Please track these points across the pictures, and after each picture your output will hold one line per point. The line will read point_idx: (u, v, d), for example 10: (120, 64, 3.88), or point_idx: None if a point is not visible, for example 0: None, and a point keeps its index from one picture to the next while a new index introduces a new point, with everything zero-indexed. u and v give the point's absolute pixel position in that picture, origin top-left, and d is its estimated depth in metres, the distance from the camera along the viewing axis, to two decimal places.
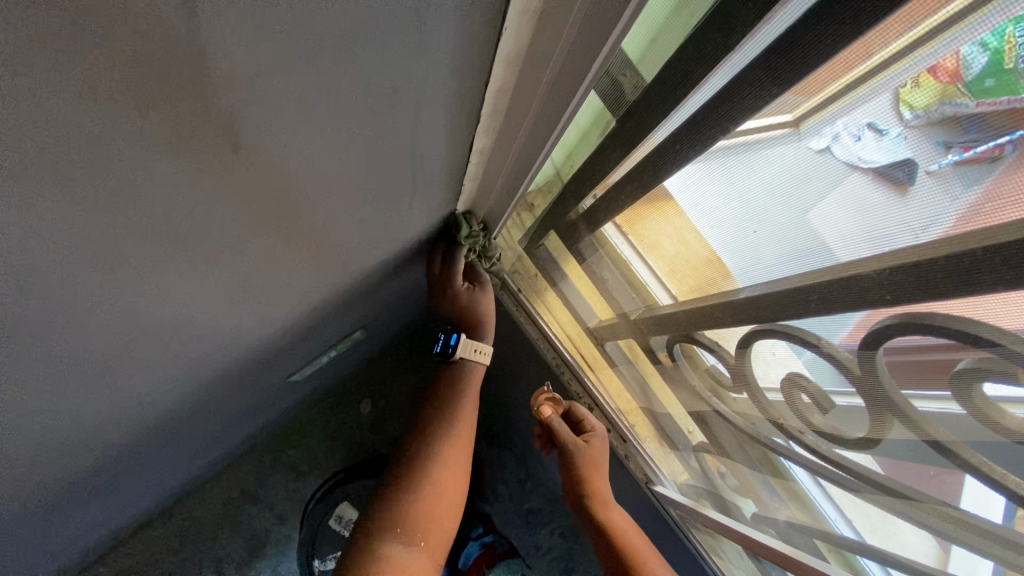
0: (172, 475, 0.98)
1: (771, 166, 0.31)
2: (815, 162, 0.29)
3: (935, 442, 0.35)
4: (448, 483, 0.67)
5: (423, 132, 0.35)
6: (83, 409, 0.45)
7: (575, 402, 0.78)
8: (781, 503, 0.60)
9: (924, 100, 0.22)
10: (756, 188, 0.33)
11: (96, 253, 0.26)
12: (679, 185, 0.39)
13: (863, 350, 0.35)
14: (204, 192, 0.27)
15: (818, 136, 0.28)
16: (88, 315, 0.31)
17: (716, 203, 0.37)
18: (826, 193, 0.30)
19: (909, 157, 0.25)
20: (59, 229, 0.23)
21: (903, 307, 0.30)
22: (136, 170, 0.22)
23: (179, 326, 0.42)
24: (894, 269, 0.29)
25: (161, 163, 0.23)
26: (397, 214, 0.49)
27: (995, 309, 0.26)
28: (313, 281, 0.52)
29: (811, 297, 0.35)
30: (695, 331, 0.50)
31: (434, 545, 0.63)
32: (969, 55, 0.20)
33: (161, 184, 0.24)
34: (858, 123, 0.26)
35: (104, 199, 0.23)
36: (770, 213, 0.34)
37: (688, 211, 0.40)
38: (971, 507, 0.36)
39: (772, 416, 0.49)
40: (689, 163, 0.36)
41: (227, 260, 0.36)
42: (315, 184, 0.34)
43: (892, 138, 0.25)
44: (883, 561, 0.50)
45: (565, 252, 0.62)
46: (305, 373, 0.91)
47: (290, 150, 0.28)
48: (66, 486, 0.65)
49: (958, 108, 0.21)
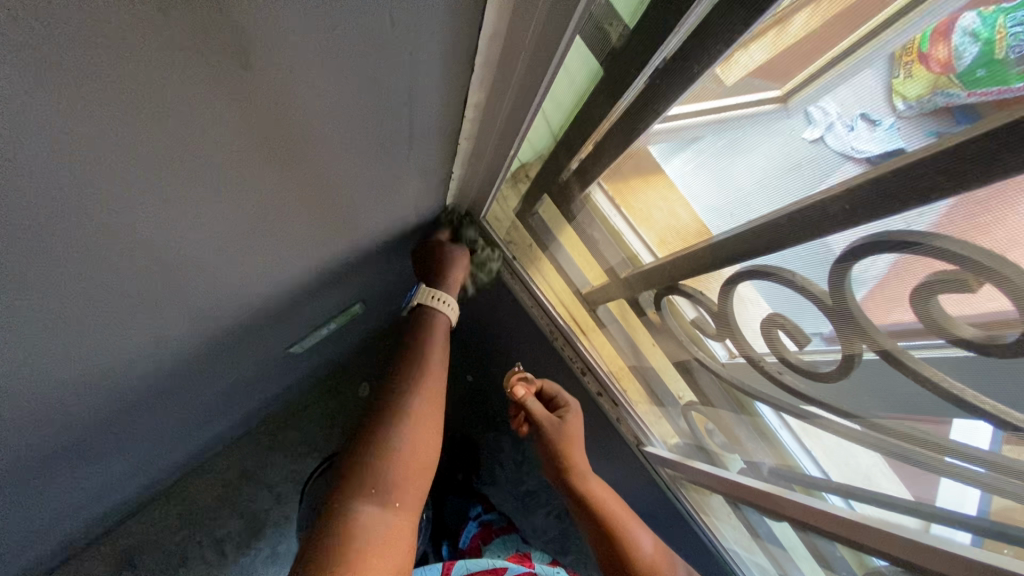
0: (174, 451, 0.99)
1: (763, 146, 0.35)
2: (809, 152, 0.33)
3: (885, 350, 0.38)
4: (423, 438, 0.61)
5: (421, 79, 0.36)
6: (90, 367, 0.47)
7: (546, 380, 0.82)
8: (763, 449, 0.62)
9: (916, 92, 0.25)
10: (749, 172, 0.38)
11: (111, 181, 0.27)
12: (676, 167, 0.43)
13: (837, 265, 0.36)
14: (211, 120, 0.28)
15: (811, 125, 0.31)
16: (102, 256, 0.33)
17: (709, 184, 0.41)
18: (821, 180, 0.33)
19: (901, 147, 0.28)
20: (78, 150, 0.24)
21: (873, 225, 0.31)
22: (152, 89, 0.23)
23: (185, 280, 0.43)
24: (853, 191, 0.31)
25: (176, 86, 0.24)
26: (394, 173, 0.50)
27: (959, 220, 0.28)
28: (313, 239, 0.53)
29: (782, 222, 0.37)
30: (678, 281, 0.52)
31: (410, 505, 0.58)
32: (961, 46, 0.22)
33: (173, 108, 0.25)
34: (852, 113, 0.29)
35: (120, 119, 0.24)
36: (761, 196, 0.38)
37: (682, 190, 0.44)
38: (959, 437, 0.38)
39: (754, 358, 0.51)
40: (682, 137, 0.40)
41: (231, 206, 0.37)
42: (317, 127, 0.35)
43: (884, 128, 0.28)
44: (848, 494, 0.52)
45: (559, 217, 0.64)
46: (304, 347, 0.92)
47: (292, 80, 0.29)
48: (71, 453, 0.66)
49: (951, 100, 0.24)
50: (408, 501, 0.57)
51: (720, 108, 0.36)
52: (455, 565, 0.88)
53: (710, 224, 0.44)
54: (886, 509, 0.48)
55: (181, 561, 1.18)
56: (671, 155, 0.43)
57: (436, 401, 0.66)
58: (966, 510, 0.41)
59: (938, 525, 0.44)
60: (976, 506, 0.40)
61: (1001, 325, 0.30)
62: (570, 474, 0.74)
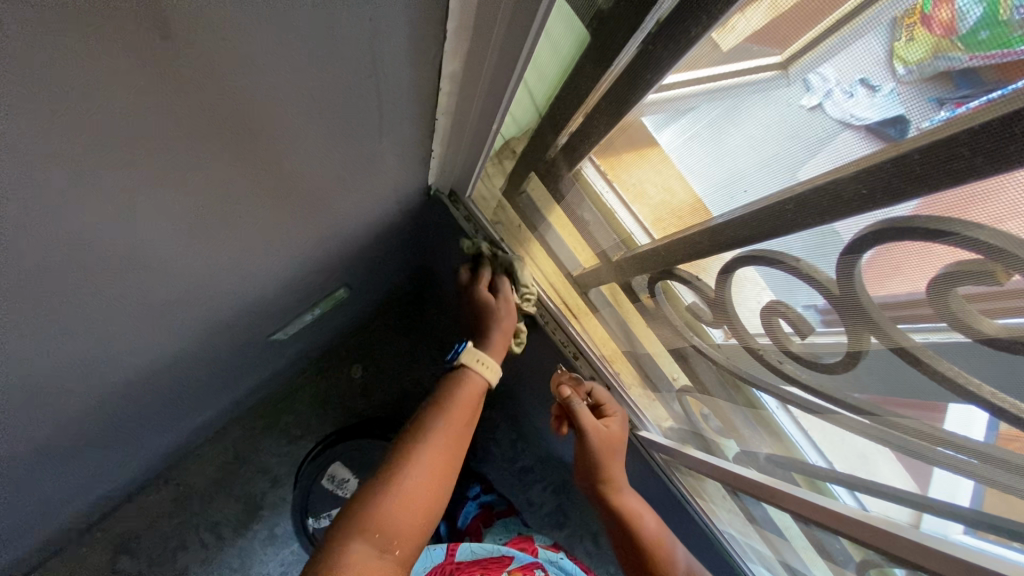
0: (162, 439, 0.98)
1: (756, 112, 0.32)
2: (804, 119, 0.30)
3: (904, 350, 0.35)
4: (431, 485, 0.57)
5: (387, 47, 0.33)
6: (52, 368, 0.44)
7: (598, 384, 0.78)
8: (761, 437, 0.61)
9: (917, 54, 0.22)
10: (749, 145, 0.34)
11: (33, 168, 0.24)
12: (669, 137, 0.40)
13: (845, 255, 0.33)
14: (136, 89, 0.25)
15: (809, 92, 0.28)
16: (41, 251, 0.30)
17: (706, 158, 0.38)
18: (816, 149, 0.30)
19: (901, 115, 0.25)
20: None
21: (887, 212, 0.29)
22: (59, 55, 0.20)
23: (145, 272, 0.40)
24: (872, 169, 0.28)
25: (82, 46, 0.21)
26: (368, 151, 0.46)
27: (981, 211, 0.25)
28: (285, 225, 0.50)
29: (787, 206, 0.34)
30: (674, 266, 0.50)
31: (408, 554, 0.55)
32: (964, 7, 0.20)
33: (91, 77, 0.22)
34: (851, 79, 0.26)
35: (26, 94, 0.21)
36: (760, 167, 0.35)
37: (676, 163, 0.41)
38: (953, 427, 0.37)
39: (753, 347, 0.48)
40: (678, 108, 0.37)
41: (179, 192, 0.34)
42: (272, 100, 0.32)
43: (883, 95, 0.25)
44: (851, 486, 0.51)
45: (548, 197, 0.61)
46: (288, 333, 0.90)
47: (231, 45, 0.26)
48: (52, 450, 0.64)
49: (951, 63, 0.22)
50: (406, 550, 0.54)
51: (716, 75, 0.32)
52: (460, 547, 0.88)
53: (709, 199, 0.41)
54: (882, 499, 0.48)
55: (178, 546, 1.19)
56: (663, 126, 0.39)
57: (456, 444, 0.62)
58: (958, 500, 0.40)
59: (930, 518, 0.44)
60: (969, 498, 0.39)
61: (1016, 315, 0.27)
62: (607, 486, 0.75)
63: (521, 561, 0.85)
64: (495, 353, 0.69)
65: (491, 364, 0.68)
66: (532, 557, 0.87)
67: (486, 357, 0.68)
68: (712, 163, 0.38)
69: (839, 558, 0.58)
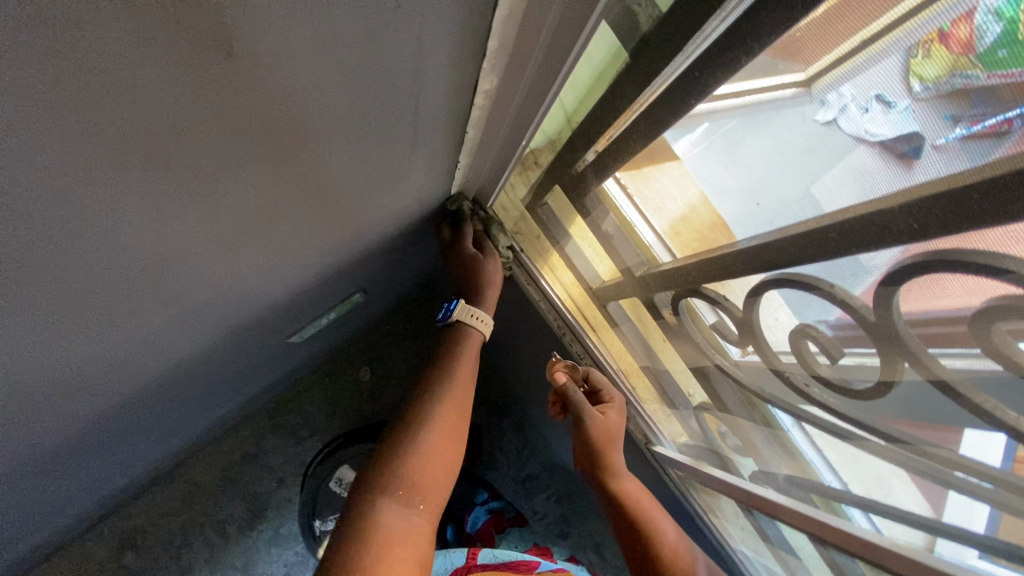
0: (173, 436, 0.99)
1: (776, 128, 0.33)
2: (821, 134, 0.31)
3: (940, 380, 0.35)
4: (445, 440, 0.60)
5: (427, 58, 0.33)
6: (76, 363, 0.45)
7: (593, 368, 0.77)
8: (779, 456, 0.60)
9: (934, 72, 0.24)
10: (767, 154, 0.35)
11: (68, 165, 0.24)
12: (686, 147, 0.41)
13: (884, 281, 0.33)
14: (186, 104, 0.25)
15: (825, 107, 0.29)
16: (73, 246, 0.30)
17: (726, 169, 0.39)
18: (833, 163, 0.31)
19: (915, 131, 0.26)
20: (20, 133, 0.21)
21: (936, 240, 0.29)
22: (114, 63, 0.21)
23: (171, 272, 0.41)
24: (926, 201, 0.27)
25: (144, 61, 0.21)
26: (398, 162, 0.47)
27: (1004, 236, 0.26)
28: (310, 230, 0.50)
29: (830, 234, 0.34)
30: (701, 284, 0.49)
31: (434, 508, 0.56)
32: (983, 24, 0.21)
33: (140, 83, 0.23)
34: (866, 95, 0.27)
35: (73, 95, 0.21)
36: (778, 178, 0.36)
37: (694, 174, 0.43)
38: (970, 452, 0.37)
39: (780, 369, 0.48)
40: (697, 122, 0.38)
41: (214, 195, 0.35)
42: (314, 113, 0.33)
43: (899, 111, 0.26)
44: (865, 507, 0.51)
45: (569, 207, 0.61)
46: (303, 336, 0.90)
47: (282, 61, 0.26)
48: (67, 444, 0.65)
49: (969, 81, 0.23)
50: (432, 503, 0.56)
51: (743, 92, 0.32)
52: (483, 550, 0.89)
53: (734, 219, 0.42)
54: (895, 520, 0.48)
55: (183, 543, 1.19)
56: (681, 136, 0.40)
57: (463, 401, 0.65)
58: (974, 526, 0.40)
59: (945, 542, 0.43)
60: (984, 525, 0.39)
61: None
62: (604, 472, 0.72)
63: (547, 565, 0.86)
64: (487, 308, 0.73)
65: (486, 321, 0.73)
66: (555, 562, 0.88)
67: (479, 313, 0.73)
68: (729, 174, 0.40)
69: None
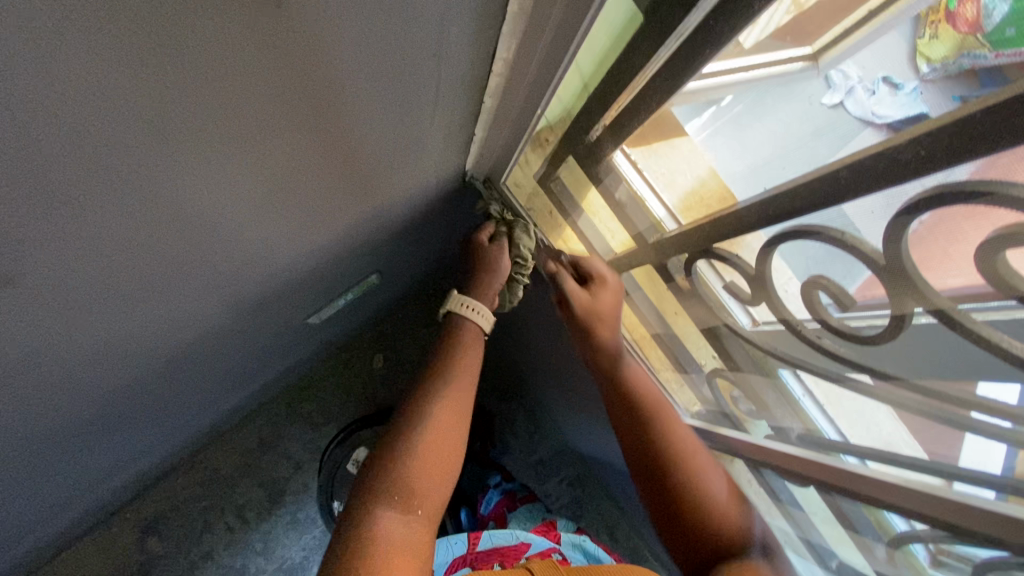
0: (195, 420, 1.01)
1: (788, 110, 0.37)
2: (827, 115, 0.35)
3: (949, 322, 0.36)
4: (444, 441, 0.59)
5: (451, 22, 0.34)
6: (113, 334, 0.47)
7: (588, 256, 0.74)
8: (788, 411, 0.62)
9: (943, 52, 0.27)
10: (774, 132, 0.39)
11: (121, 119, 0.26)
12: (698, 128, 0.45)
13: (894, 222, 0.34)
14: (233, 62, 0.27)
15: (832, 89, 0.34)
16: (120, 207, 0.32)
17: (740, 148, 0.43)
18: (840, 146, 0.34)
19: (923, 112, 0.29)
20: (84, 80, 0.23)
21: (963, 171, 0.28)
22: (172, 16, 0.22)
23: (204, 242, 0.43)
24: (932, 132, 0.28)
25: (199, 15, 0.23)
26: (418, 134, 0.49)
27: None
28: (333, 204, 0.52)
29: (841, 175, 0.34)
30: (711, 244, 0.50)
31: (430, 515, 0.56)
32: (989, 5, 0.24)
33: (197, 38, 0.24)
34: (876, 79, 0.31)
35: (132, 45, 0.22)
36: (786, 158, 0.39)
37: (709, 155, 0.46)
38: (988, 393, 0.38)
39: (789, 321, 0.50)
40: (711, 103, 0.42)
41: (249, 162, 0.36)
42: (346, 80, 0.34)
43: (906, 92, 0.30)
44: (864, 454, 0.53)
45: (582, 177, 0.62)
46: (320, 318, 0.92)
47: (321, 21, 0.28)
48: (97, 422, 0.67)
49: (977, 59, 0.25)
50: (430, 510, 0.56)
51: (751, 70, 0.37)
52: (483, 535, 0.89)
53: (742, 193, 0.44)
54: (898, 468, 0.49)
55: (205, 527, 1.22)
56: (700, 118, 0.44)
57: (462, 399, 0.63)
58: (991, 468, 0.41)
59: (962, 483, 0.43)
60: (1001, 465, 0.40)
61: None
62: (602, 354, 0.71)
63: (539, 547, 0.88)
64: (486, 301, 0.73)
65: (485, 312, 0.72)
66: (549, 541, 0.90)
67: (475, 303, 0.72)
68: (744, 155, 0.43)
69: (866, 533, 0.60)
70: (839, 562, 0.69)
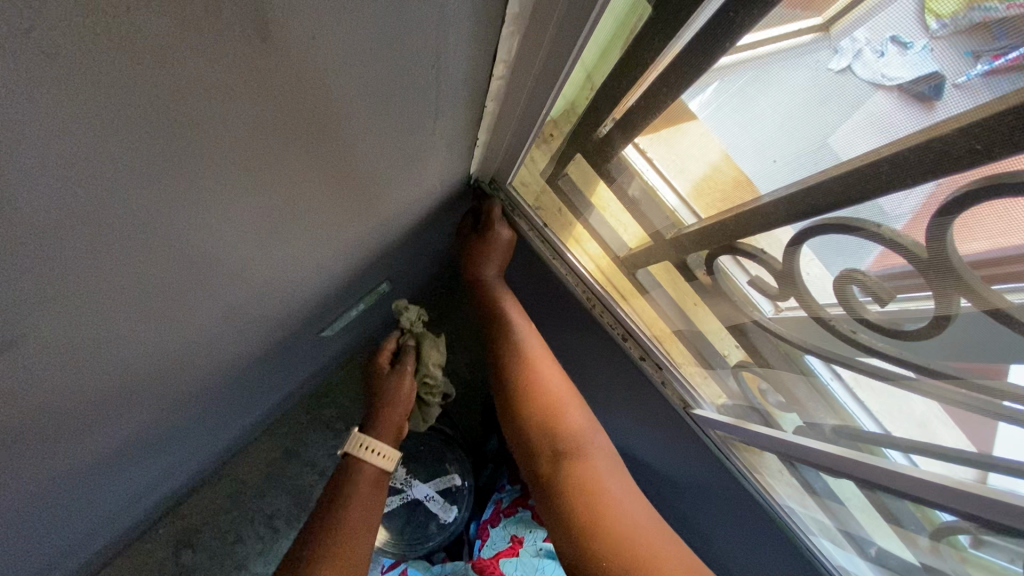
0: (218, 437, 1.02)
1: (791, 82, 0.33)
2: (835, 81, 0.31)
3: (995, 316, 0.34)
4: None
5: (450, 30, 0.32)
6: (131, 369, 0.46)
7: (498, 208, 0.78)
8: (823, 407, 0.60)
9: (952, 7, 0.23)
10: (775, 105, 0.36)
11: (117, 169, 0.25)
12: (699, 108, 0.41)
13: (937, 219, 0.32)
14: (225, 97, 0.25)
15: (839, 55, 0.30)
16: (126, 252, 0.31)
17: (741, 128, 0.40)
18: (850, 112, 0.32)
19: (935, 72, 0.26)
20: (75, 135, 0.21)
21: (931, 183, 0.31)
22: (159, 60, 0.21)
23: (214, 274, 0.42)
24: (978, 125, 0.27)
25: (186, 53, 0.21)
26: (421, 144, 0.47)
27: None
28: (341, 221, 0.51)
29: (880, 168, 0.33)
30: (736, 240, 0.49)
31: None
32: None
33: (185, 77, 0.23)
34: (883, 38, 0.27)
35: (121, 94, 0.21)
36: (792, 129, 0.36)
37: (716, 135, 0.42)
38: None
39: (825, 319, 0.48)
40: (708, 82, 0.38)
41: (251, 193, 0.35)
42: (343, 100, 0.33)
43: (916, 52, 0.26)
44: (907, 448, 0.51)
45: (591, 172, 0.60)
46: (334, 329, 0.92)
47: (314, 46, 0.26)
48: (123, 451, 0.67)
49: (988, 13, 0.22)
50: None
51: (756, 44, 0.32)
52: None
53: (757, 176, 0.42)
54: (940, 462, 0.48)
55: (236, 539, 1.24)
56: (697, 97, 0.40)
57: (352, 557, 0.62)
58: None
59: (997, 475, 0.42)
60: None
61: None
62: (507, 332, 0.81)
63: None
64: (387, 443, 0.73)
65: (388, 455, 0.73)
66: None
67: (377, 446, 0.72)
68: (748, 133, 0.40)
69: (910, 525, 0.59)
70: (878, 549, 0.70)
